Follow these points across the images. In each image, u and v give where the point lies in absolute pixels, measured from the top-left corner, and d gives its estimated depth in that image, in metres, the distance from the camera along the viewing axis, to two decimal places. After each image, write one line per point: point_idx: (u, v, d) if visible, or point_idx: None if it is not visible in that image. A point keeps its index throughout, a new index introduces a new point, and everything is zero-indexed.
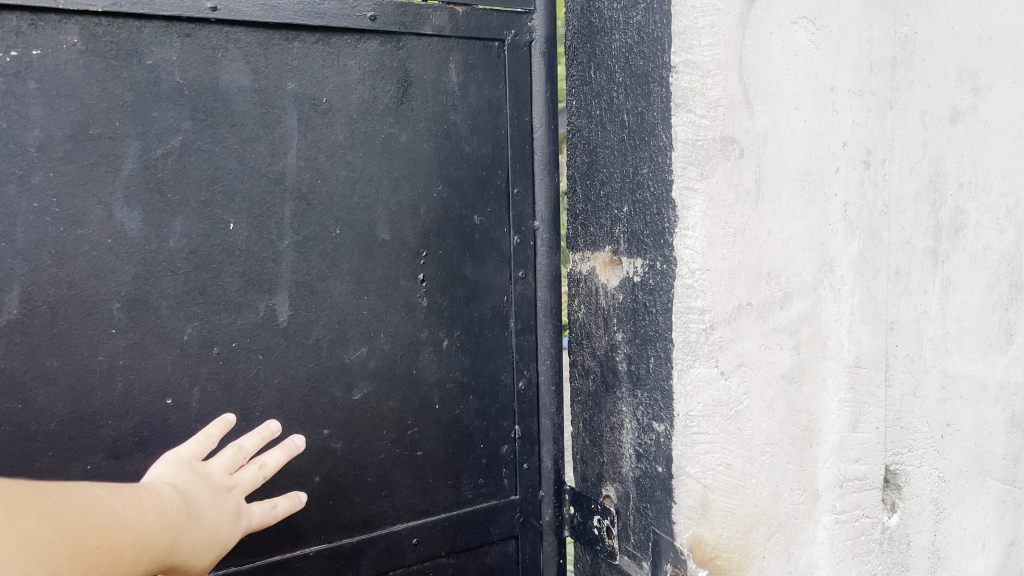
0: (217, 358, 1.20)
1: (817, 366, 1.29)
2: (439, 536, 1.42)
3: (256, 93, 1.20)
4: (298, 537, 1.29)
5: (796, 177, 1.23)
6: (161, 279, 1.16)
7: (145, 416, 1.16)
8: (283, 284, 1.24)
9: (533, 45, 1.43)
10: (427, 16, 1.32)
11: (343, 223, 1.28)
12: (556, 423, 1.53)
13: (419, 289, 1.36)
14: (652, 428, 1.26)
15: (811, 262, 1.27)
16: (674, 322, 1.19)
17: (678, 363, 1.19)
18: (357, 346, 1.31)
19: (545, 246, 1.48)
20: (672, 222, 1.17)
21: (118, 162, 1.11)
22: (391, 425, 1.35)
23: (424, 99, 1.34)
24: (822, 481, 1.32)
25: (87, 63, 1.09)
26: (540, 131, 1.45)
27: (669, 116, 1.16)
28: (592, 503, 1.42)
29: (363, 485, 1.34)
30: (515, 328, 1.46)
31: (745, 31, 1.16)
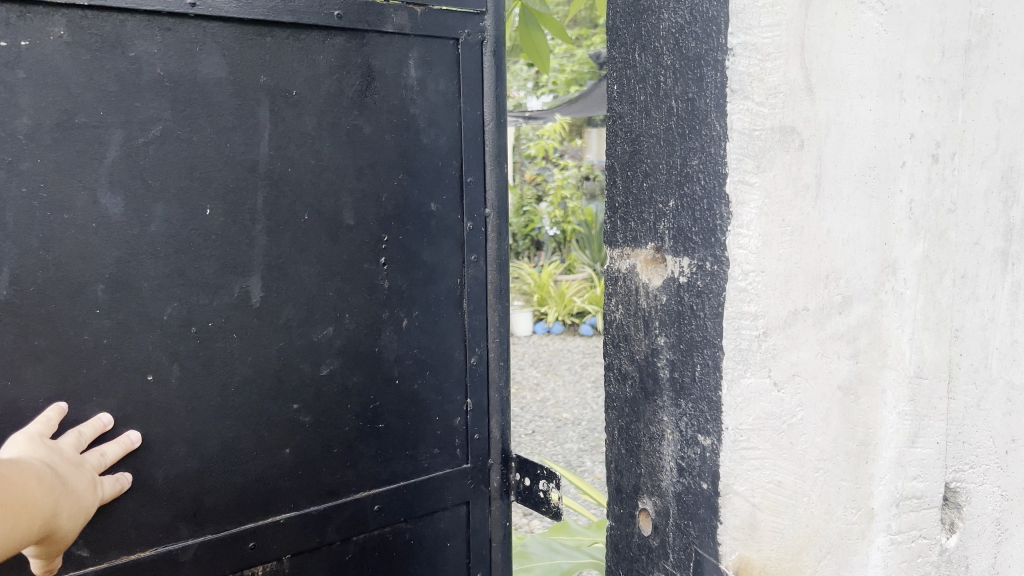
0: (194, 338, 1.23)
1: (876, 375, 1.20)
2: (399, 503, 1.49)
3: (232, 86, 1.23)
4: (270, 506, 1.33)
5: (860, 171, 1.13)
6: (143, 261, 1.17)
7: (128, 395, 1.18)
8: (256, 266, 1.28)
9: (484, 43, 1.52)
10: (389, 15, 1.38)
11: (311, 210, 1.32)
12: (504, 396, 1.64)
13: (381, 272, 1.42)
14: (697, 441, 1.15)
15: (873, 264, 1.16)
16: (723, 328, 1.09)
17: (728, 373, 1.10)
18: (324, 325, 1.36)
19: (493, 232, 1.58)
20: (725, 219, 1.08)
21: (102, 149, 1.13)
22: (353, 402, 1.41)
23: (386, 94, 1.39)
24: (878, 499, 1.22)
25: (70, 53, 1.10)
26: (490, 124, 1.55)
27: (724, 102, 1.06)
28: (540, 469, 1.57)
29: (329, 457, 1.39)
30: (468, 308, 1.55)
31: (810, 11, 1.06)
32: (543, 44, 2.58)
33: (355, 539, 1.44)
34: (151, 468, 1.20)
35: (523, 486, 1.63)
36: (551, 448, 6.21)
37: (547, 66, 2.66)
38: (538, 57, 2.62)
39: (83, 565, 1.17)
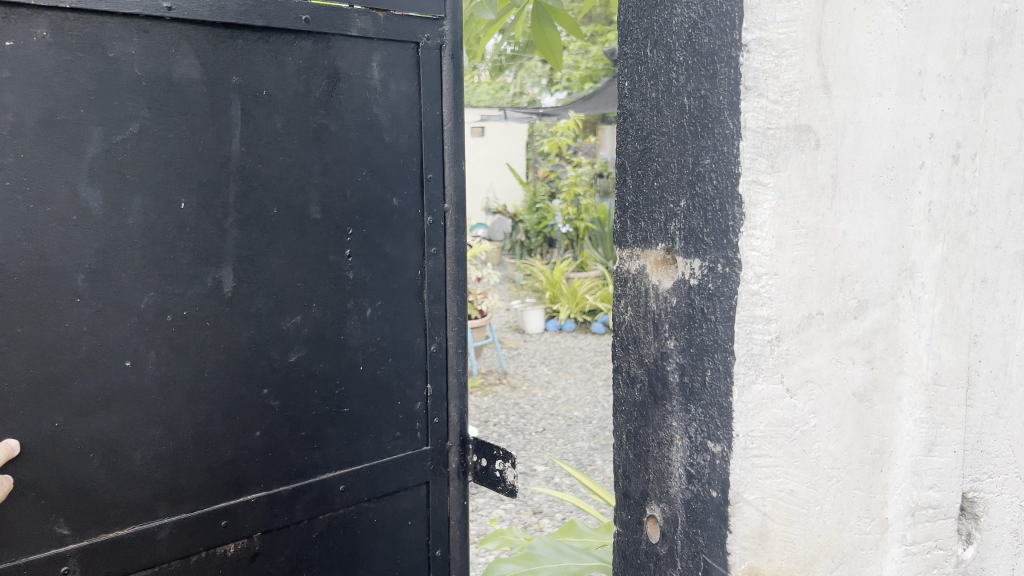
0: (169, 325, 1.29)
1: (892, 382, 1.16)
2: (362, 485, 1.56)
3: (206, 85, 1.29)
4: (241, 486, 1.39)
5: (877, 171, 1.10)
6: (120, 252, 1.23)
7: (107, 378, 1.23)
8: (227, 257, 1.34)
9: (444, 46, 1.60)
10: (352, 20, 1.45)
11: (279, 205, 1.39)
12: (462, 380, 1.71)
13: (346, 263, 1.48)
14: (707, 448, 1.12)
15: (889, 268, 1.13)
16: (736, 332, 1.06)
17: (739, 378, 1.06)
18: (292, 314, 1.42)
19: (453, 225, 1.66)
20: (738, 220, 1.05)
21: (82, 146, 1.18)
22: (319, 386, 1.47)
23: (352, 93, 1.46)
24: (892, 509, 1.19)
25: (53, 52, 1.14)
26: (449, 123, 1.62)
27: (737, 99, 1.03)
28: (495, 449, 1.63)
29: (297, 439, 1.45)
30: (429, 298, 1.62)
31: (827, 6, 1.02)
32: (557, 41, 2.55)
33: (321, 518, 1.50)
34: (129, 448, 1.26)
35: (479, 466, 1.69)
36: (561, 446, 6.19)
37: (561, 63, 2.63)
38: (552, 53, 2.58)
39: (64, 543, 1.21)
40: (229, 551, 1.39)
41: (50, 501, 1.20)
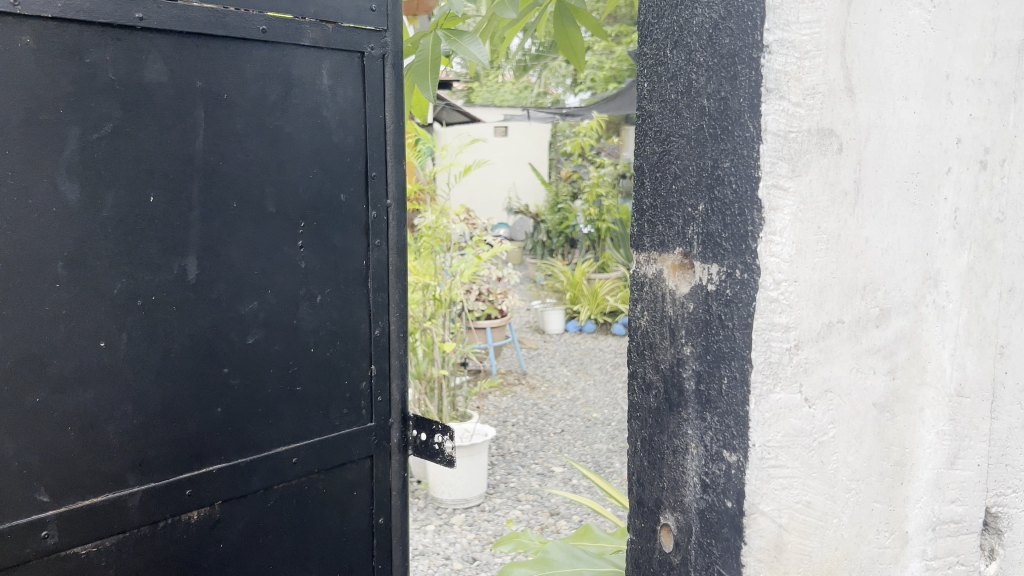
0: (139, 310, 1.26)
1: (915, 393, 1.14)
2: (314, 456, 1.54)
3: (173, 87, 1.27)
4: (203, 457, 1.36)
5: (901, 177, 1.07)
6: (96, 240, 1.21)
7: (81, 361, 1.20)
8: (192, 245, 1.31)
9: (386, 57, 1.60)
10: (305, 31, 1.44)
11: (239, 199, 1.37)
12: (404, 362, 1.71)
13: (298, 253, 1.47)
14: (722, 457, 1.09)
15: (912, 275, 1.10)
16: (754, 339, 1.04)
17: (756, 387, 1.04)
18: (250, 299, 1.40)
19: (394, 220, 1.65)
20: (757, 225, 1.03)
21: (63, 141, 1.16)
22: (275, 366, 1.45)
23: (304, 100, 1.45)
24: (913, 522, 1.16)
25: (37, 57, 1.13)
26: (392, 127, 1.63)
27: (758, 103, 1.01)
28: (435, 423, 1.70)
29: (254, 415, 1.43)
30: (372, 287, 1.62)
31: (852, 7, 1.00)
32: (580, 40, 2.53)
33: (275, 488, 1.48)
34: (104, 423, 1.23)
35: (422, 441, 1.73)
36: (579, 447, 6.17)
37: (584, 62, 2.60)
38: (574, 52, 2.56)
39: (45, 510, 1.18)
40: (192, 519, 1.36)
41: (32, 470, 1.17)
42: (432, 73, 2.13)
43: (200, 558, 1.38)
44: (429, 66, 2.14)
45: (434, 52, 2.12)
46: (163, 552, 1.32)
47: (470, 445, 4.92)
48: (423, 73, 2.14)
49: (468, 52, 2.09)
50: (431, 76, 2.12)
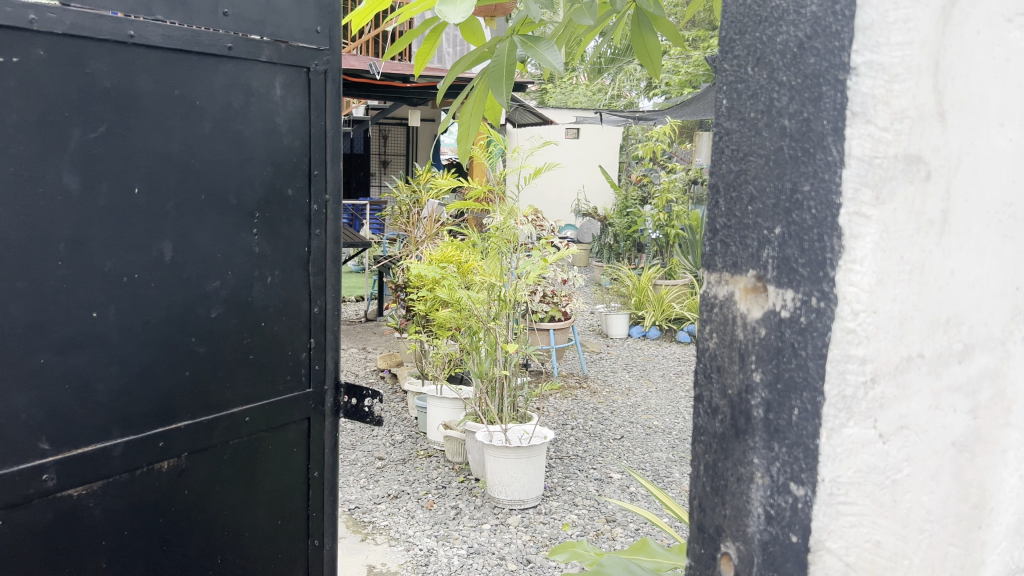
0: (124, 284, 1.82)
1: (998, 435, 1.08)
2: (259, 415, 2.18)
3: (155, 96, 1.84)
4: (172, 415, 1.95)
5: (992, 208, 1.03)
6: (91, 227, 1.75)
7: (79, 326, 1.75)
8: (166, 237, 1.90)
9: (326, 73, 2.28)
10: (264, 48, 2.09)
11: (206, 192, 1.97)
12: (337, 337, 2.42)
13: (253, 241, 2.12)
14: (789, 490, 1.03)
15: (1001, 311, 1.05)
16: (828, 371, 1.00)
17: (828, 421, 1.00)
18: (213, 280, 2.02)
19: (332, 212, 2.35)
20: (835, 253, 0.98)
21: (65, 140, 1.69)
22: (233, 337, 2.09)
23: (259, 106, 2.09)
24: (991, 569, 1.11)
25: (47, 64, 1.65)
26: (331, 131, 2.32)
27: (841, 126, 0.97)
28: (365, 390, 2.44)
29: (214, 378, 2.05)
30: (312, 270, 2.31)
31: (947, 29, 0.97)
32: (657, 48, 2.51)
33: (232, 443, 2.11)
34: (94, 382, 1.78)
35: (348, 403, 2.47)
36: (639, 455, 6.12)
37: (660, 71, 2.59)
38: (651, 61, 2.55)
39: (45, 456, 1.70)
40: (163, 468, 1.93)
41: (36, 422, 1.68)
42: (507, 79, 2.12)
43: (171, 495, 1.97)
44: (504, 73, 2.13)
45: (510, 58, 2.12)
46: (139, 494, 1.88)
47: (530, 447, 4.98)
48: (498, 79, 2.13)
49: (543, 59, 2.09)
50: (506, 81, 2.11)
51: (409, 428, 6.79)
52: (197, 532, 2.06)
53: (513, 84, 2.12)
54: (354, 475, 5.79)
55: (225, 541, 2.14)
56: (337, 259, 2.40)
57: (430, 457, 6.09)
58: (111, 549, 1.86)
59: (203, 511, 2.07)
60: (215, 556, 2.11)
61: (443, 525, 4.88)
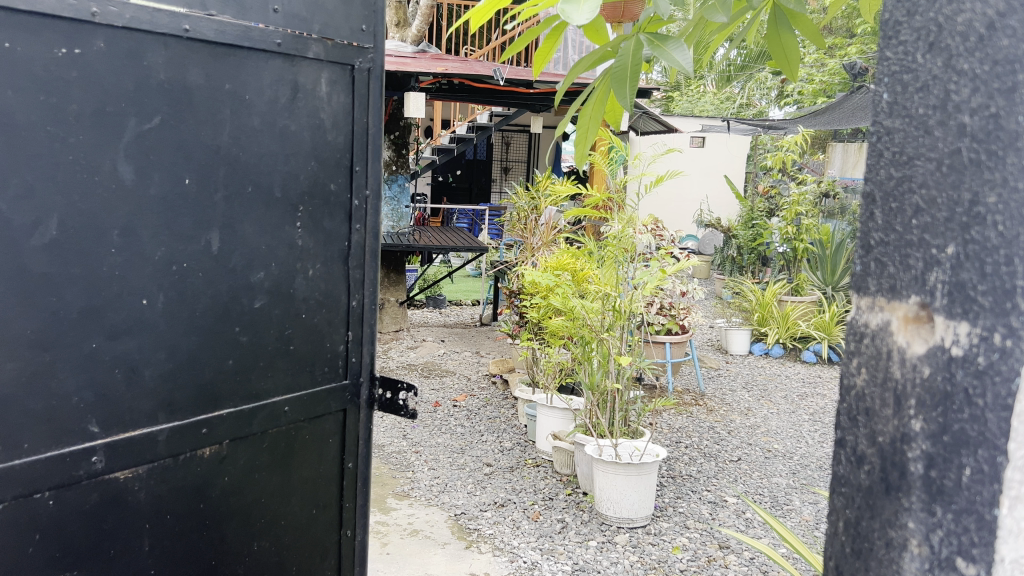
0: (174, 273, 1.66)
1: None
2: (299, 405, 1.94)
3: (208, 89, 1.67)
4: (215, 403, 1.76)
5: None
6: (144, 216, 1.60)
7: (130, 312, 1.59)
8: (215, 224, 1.72)
9: (372, 71, 2.03)
10: (311, 45, 1.86)
11: (253, 184, 1.78)
12: (374, 332, 2.14)
13: (297, 233, 1.89)
14: (955, 567, 0.77)
15: None
16: (1012, 428, 0.74)
17: (1012, 489, 0.75)
18: (258, 270, 1.81)
19: (373, 209, 2.09)
20: None
21: (122, 131, 1.54)
22: (275, 327, 1.87)
23: (307, 103, 1.88)
24: None
25: (107, 58, 1.50)
26: (373, 129, 2.06)
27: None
28: (400, 382, 2.12)
29: (257, 367, 1.83)
30: (350, 263, 2.05)
31: None
32: (795, 47, 2.32)
33: (271, 432, 1.88)
34: (143, 368, 1.62)
35: (385, 397, 2.16)
36: (757, 479, 5.80)
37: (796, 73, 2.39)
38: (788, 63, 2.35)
39: (94, 439, 1.55)
40: (205, 453, 1.74)
41: (87, 405, 1.54)
42: (630, 82, 1.96)
43: (209, 485, 1.77)
44: (628, 73, 1.97)
45: (633, 58, 1.96)
46: (181, 480, 1.70)
47: (641, 464, 4.78)
48: (621, 80, 1.97)
49: (672, 58, 1.93)
50: (630, 84, 1.95)
51: (519, 435, 6.69)
52: (237, 519, 1.84)
53: (638, 86, 1.95)
54: (462, 480, 5.73)
55: (263, 535, 1.91)
56: (378, 257, 2.13)
57: (538, 466, 5.98)
58: (154, 534, 1.68)
59: (241, 501, 1.85)
60: (253, 542, 1.89)
61: (548, 538, 4.74)
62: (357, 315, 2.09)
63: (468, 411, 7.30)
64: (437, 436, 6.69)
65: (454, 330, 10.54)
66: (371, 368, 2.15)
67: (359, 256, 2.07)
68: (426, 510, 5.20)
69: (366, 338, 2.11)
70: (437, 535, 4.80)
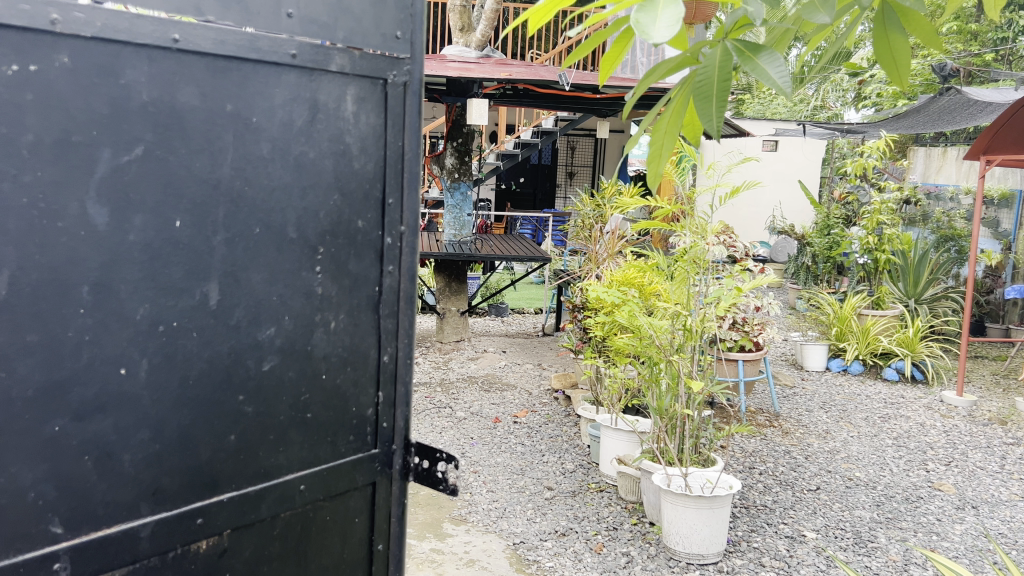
0: (162, 335, 1.37)
1: None
2: (317, 482, 1.64)
3: (204, 112, 1.38)
4: (214, 486, 1.46)
5: None
6: (122, 266, 1.31)
7: (105, 384, 1.31)
8: (214, 273, 1.42)
9: (408, 85, 1.71)
10: (334, 56, 1.56)
11: (261, 223, 1.48)
12: (409, 391, 1.82)
13: (316, 280, 1.59)
14: None
15: None
16: None
17: None
18: (268, 326, 1.52)
19: (409, 248, 1.78)
20: None
21: (93, 165, 1.26)
22: (288, 393, 1.56)
23: (329, 125, 1.57)
24: None
25: (72, 76, 1.22)
26: (410, 154, 1.75)
27: None
28: (439, 452, 1.81)
29: (265, 441, 1.53)
30: (381, 312, 1.74)
31: None
32: (907, 52, 1.96)
33: (283, 516, 1.58)
34: (121, 451, 1.33)
35: (420, 467, 1.85)
36: (838, 512, 5.32)
37: (903, 79, 2.04)
38: (896, 70, 1.99)
39: (58, 541, 1.27)
40: (201, 547, 1.44)
41: (48, 501, 1.26)
42: (717, 100, 1.61)
43: None
44: (715, 88, 1.62)
45: (721, 71, 1.61)
46: None
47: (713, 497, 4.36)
48: (706, 97, 1.62)
49: (765, 74, 1.58)
50: (717, 103, 1.60)
51: (582, 456, 6.31)
52: None
53: (727, 102, 1.60)
54: (521, 505, 5.39)
55: None
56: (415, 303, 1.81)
57: (602, 491, 5.59)
58: None
59: None
60: None
61: None
62: (390, 372, 1.78)
63: (529, 429, 6.95)
64: (496, 455, 6.36)
65: (516, 340, 10.21)
66: (406, 433, 1.83)
67: (392, 303, 1.76)
68: (483, 537, 4.88)
69: (399, 399, 1.80)
70: (494, 567, 4.47)
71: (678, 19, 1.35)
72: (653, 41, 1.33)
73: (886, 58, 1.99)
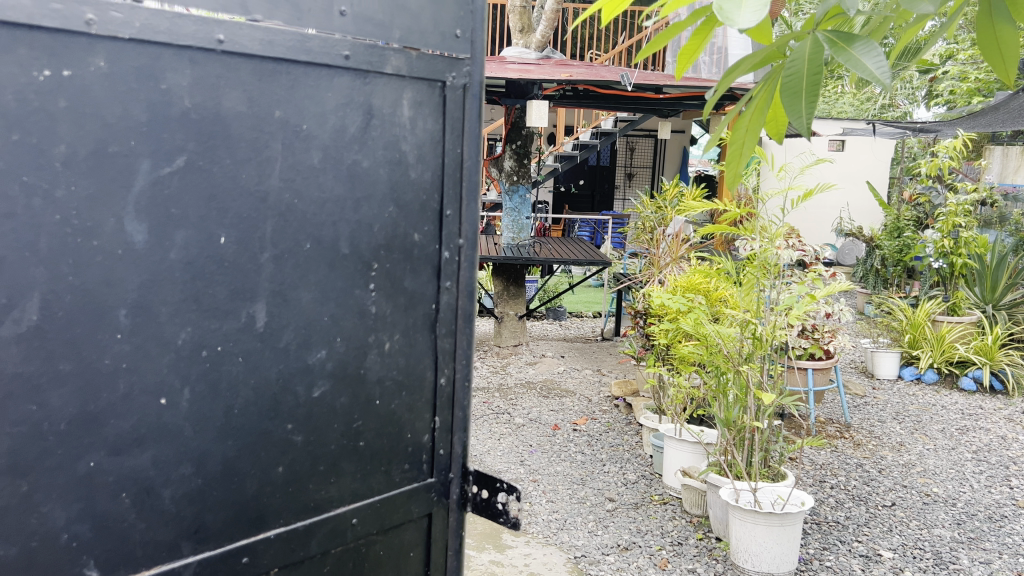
0: (205, 361, 1.25)
1: None
2: (371, 515, 1.51)
3: (250, 119, 1.26)
4: (261, 523, 1.35)
5: None
6: (162, 287, 1.20)
7: (143, 416, 1.20)
8: (261, 292, 1.31)
9: (469, 87, 1.58)
10: (389, 57, 1.43)
11: (312, 238, 1.36)
12: (468, 415, 1.69)
13: (370, 298, 1.46)
14: None
15: None
16: None
17: None
18: (319, 349, 1.39)
19: (469, 262, 1.65)
20: None
21: (131, 178, 1.15)
22: (340, 421, 1.44)
23: (384, 131, 1.44)
24: None
25: (108, 81, 1.12)
26: (470, 162, 1.61)
27: None
28: (498, 482, 1.66)
29: (315, 473, 1.41)
30: (439, 331, 1.61)
31: None
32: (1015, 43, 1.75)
33: (334, 552, 1.45)
34: (160, 487, 1.22)
35: (477, 496, 1.70)
36: (915, 530, 5.03)
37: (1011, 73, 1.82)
38: (1002, 63, 1.78)
39: None
40: None
41: (82, 543, 1.15)
42: (807, 96, 1.45)
43: None
44: (805, 84, 1.46)
45: (811, 66, 1.45)
46: None
47: (784, 513, 4.11)
48: (795, 94, 1.45)
49: (861, 65, 1.38)
50: (807, 100, 1.44)
51: (644, 466, 6.12)
52: None
53: (818, 99, 1.44)
54: (582, 516, 5.22)
55: None
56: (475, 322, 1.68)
57: (665, 503, 5.39)
58: None
59: None
60: None
61: None
62: (448, 395, 1.65)
63: (589, 437, 6.77)
64: (555, 464, 6.19)
65: (574, 344, 10.03)
66: (465, 460, 1.70)
67: (450, 322, 1.63)
68: (543, 550, 4.72)
69: (457, 424, 1.67)
70: None
71: (765, 3, 1.18)
72: (738, 26, 1.15)
73: (991, 50, 1.78)
